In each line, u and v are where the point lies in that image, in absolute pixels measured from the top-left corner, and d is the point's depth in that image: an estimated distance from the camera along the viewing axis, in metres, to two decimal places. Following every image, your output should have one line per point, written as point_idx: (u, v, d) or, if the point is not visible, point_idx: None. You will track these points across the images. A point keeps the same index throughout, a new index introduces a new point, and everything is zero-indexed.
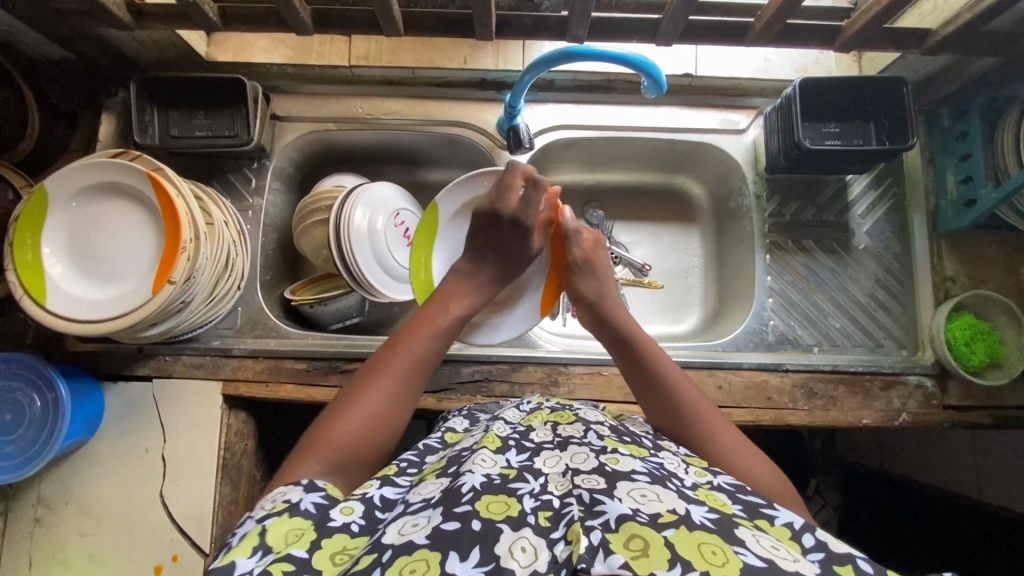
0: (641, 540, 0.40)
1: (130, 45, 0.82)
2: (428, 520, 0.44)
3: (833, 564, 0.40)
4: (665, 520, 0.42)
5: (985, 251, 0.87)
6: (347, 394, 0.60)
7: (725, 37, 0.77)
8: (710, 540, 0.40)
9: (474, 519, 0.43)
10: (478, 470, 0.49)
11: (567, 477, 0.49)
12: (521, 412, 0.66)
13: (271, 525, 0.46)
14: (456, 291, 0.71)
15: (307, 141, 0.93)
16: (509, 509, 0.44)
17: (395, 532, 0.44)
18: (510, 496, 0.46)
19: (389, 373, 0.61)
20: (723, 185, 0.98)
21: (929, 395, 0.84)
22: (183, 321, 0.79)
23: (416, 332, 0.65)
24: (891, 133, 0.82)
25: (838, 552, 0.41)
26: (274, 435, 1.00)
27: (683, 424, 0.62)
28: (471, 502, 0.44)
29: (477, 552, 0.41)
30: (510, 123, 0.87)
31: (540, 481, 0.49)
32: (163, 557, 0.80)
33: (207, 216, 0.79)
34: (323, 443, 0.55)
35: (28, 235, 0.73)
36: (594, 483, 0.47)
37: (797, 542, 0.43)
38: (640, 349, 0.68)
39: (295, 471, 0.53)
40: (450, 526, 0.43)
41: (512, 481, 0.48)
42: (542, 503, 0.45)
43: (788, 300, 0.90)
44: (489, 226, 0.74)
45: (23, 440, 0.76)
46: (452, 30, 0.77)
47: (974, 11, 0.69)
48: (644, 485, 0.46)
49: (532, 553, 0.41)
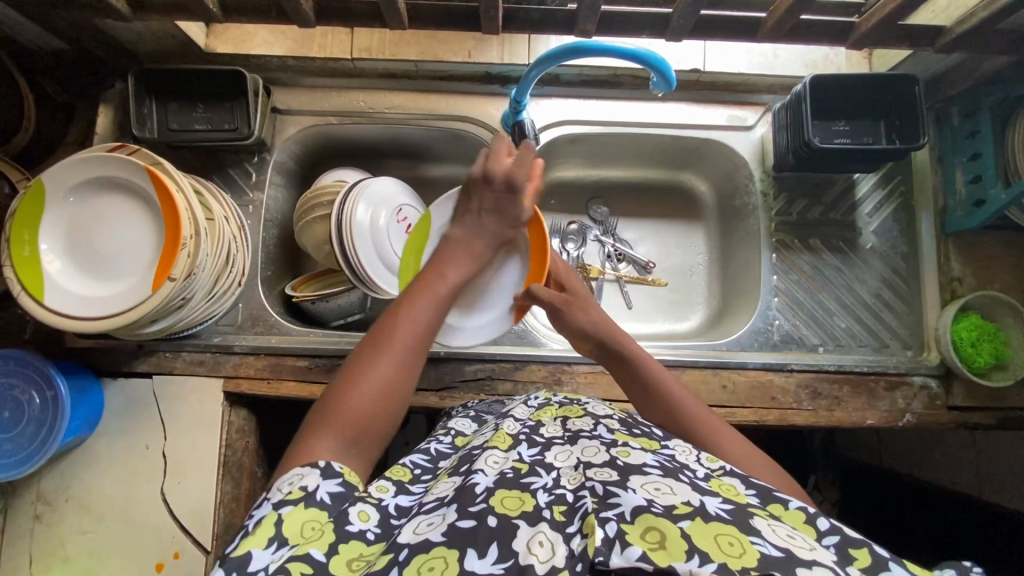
0: (657, 532, 0.39)
1: (128, 35, 0.81)
2: (443, 517, 0.43)
3: (850, 547, 0.40)
4: (680, 511, 0.41)
5: (992, 251, 0.86)
6: (346, 370, 0.57)
7: (736, 33, 0.76)
8: (727, 531, 0.39)
9: (490, 516, 0.42)
10: (489, 470, 0.48)
11: (579, 471, 0.47)
12: (530, 408, 0.65)
13: (287, 515, 0.45)
14: (454, 257, 0.68)
15: (308, 134, 0.92)
16: (524, 504, 0.43)
17: (411, 532, 0.43)
18: (524, 491, 0.45)
19: (392, 343, 0.58)
20: (729, 182, 0.97)
21: (934, 395, 0.84)
22: (184, 318, 0.78)
23: (421, 296, 0.62)
24: (901, 131, 0.81)
25: (852, 536, 0.41)
26: (274, 431, 0.99)
27: (674, 414, 0.63)
28: (485, 500, 0.44)
29: (495, 548, 0.40)
30: (515, 118, 0.86)
31: (553, 475, 0.48)
32: (165, 554, 0.80)
33: (207, 210, 0.78)
34: (338, 419, 0.53)
35: (27, 230, 0.71)
36: (607, 475, 0.45)
37: (812, 526, 0.43)
38: (645, 366, 0.67)
39: (312, 448, 0.51)
40: (465, 524, 0.41)
41: (525, 476, 0.47)
42: (556, 497, 0.44)
43: (795, 300, 0.89)
44: (481, 188, 0.71)
45: (23, 438, 0.75)
46: (458, 23, 0.75)
47: (990, 10, 0.68)
48: (658, 478, 0.45)
49: (549, 548, 0.39)
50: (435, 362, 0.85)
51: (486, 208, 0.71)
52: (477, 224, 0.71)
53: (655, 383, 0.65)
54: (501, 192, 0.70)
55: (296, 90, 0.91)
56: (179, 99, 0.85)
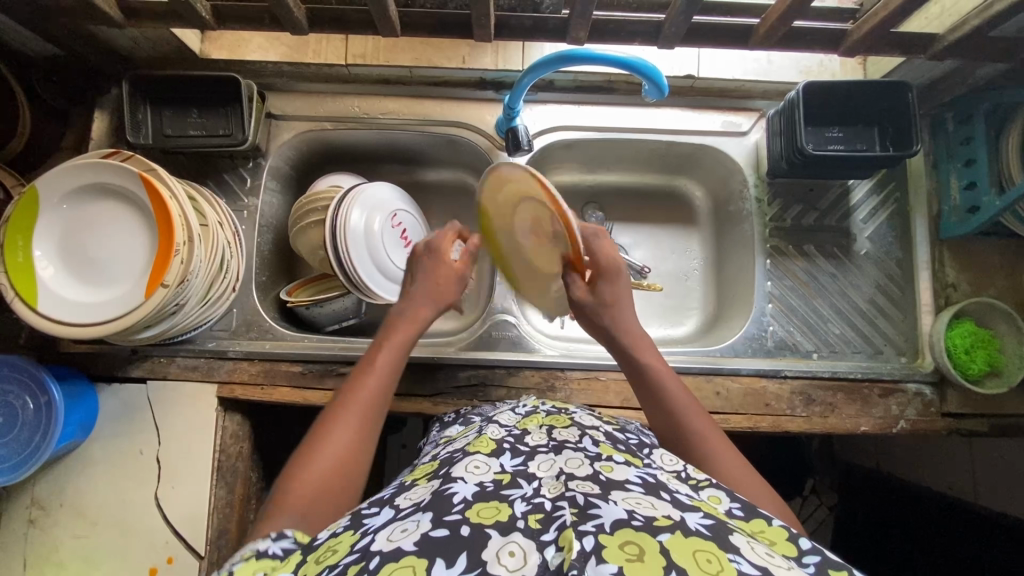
0: (637, 546, 0.39)
1: (122, 41, 0.81)
2: (417, 525, 0.43)
3: (829, 569, 0.40)
4: (661, 523, 0.41)
5: (986, 258, 0.86)
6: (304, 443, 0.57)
7: (729, 40, 0.76)
8: (704, 547, 0.39)
9: (463, 526, 0.42)
10: (469, 479, 0.48)
11: (560, 480, 0.47)
12: (516, 415, 0.64)
13: (237, 569, 0.45)
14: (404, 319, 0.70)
15: (303, 139, 0.92)
16: (500, 514, 0.44)
17: (384, 539, 0.42)
18: (501, 501, 0.45)
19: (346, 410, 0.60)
20: (724, 187, 0.97)
21: (928, 402, 0.84)
22: (179, 323, 0.79)
23: (373, 365, 0.64)
24: (895, 138, 0.81)
25: (833, 558, 0.41)
26: (269, 435, 1.00)
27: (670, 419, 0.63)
28: (461, 511, 0.44)
29: (463, 559, 0.39)
30: (509, 124, 0.86)
31: (534, 485, 0.48)
32: (158, 559, 0.80)
33: (201, 216, 0.78)
34: (294, 488, 0.53)
35: (20, 237, 0.71)
36: (589, 488, 0.45)
37: (794, 545, 0.43)
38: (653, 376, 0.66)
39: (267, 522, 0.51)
40: (439, 534, 0.41)
41: (505, 487, 0.47)
42: (534, 507, 0.44)
43: (789, 306, 0.89)
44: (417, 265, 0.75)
45: (16, 443, 0.75)
46: (451, 30, 0.76)
47: (981, 17, 0.68)
48: (639, 494, 0.45)
49: (521, 557, 0.39)
50: (428, 368, 0.85)
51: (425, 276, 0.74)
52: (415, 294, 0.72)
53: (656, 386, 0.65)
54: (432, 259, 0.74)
55: (291, 95, 0.91)
56: (174, 105, 0.85)
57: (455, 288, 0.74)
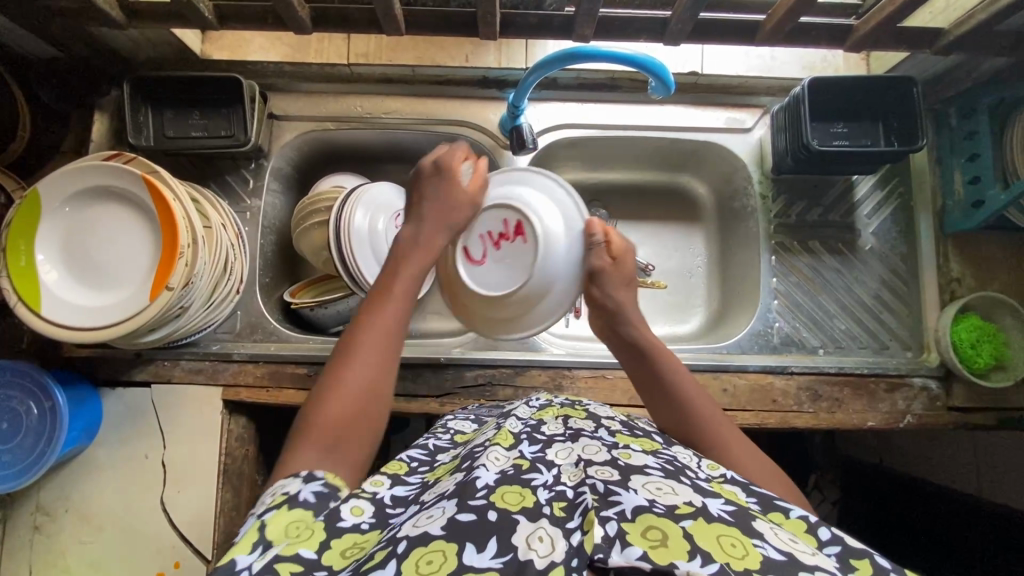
0: (658, 531, 0.38)
1: (123, 43, 0.81)
2: (443, 511, 0.42)
3: (850, 558, 0.39)
4: (682, 511, 0.41)
5: (992, 252, 0.86)
6: (323, 383, 0.58)
7: (734, 36, 0.75)
8: (728, 532, 0.39)
9: (490, 511, 0.41)
10: (490, 466, 0.47)
11: (580, 468, 0.47)
12: (532, 408, 0.64)
13: (270, 520, 0.45)
14: (411, 251, 0.66)
15: (305, 140, 0.92)
16: (524, 499, 0.43)
17: (410, 526, 0.42)
18: (525, 487, 0.44)
19: (359, 354, 0.59)
20: (727, 184, 0.97)
21: (934, 396, 0.84)
22: (184, 326, 0.78)
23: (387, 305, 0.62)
24: (899, 134, 0.81)
25: (853, 547, 0.40)
26: (273, 438, 0.99)
27: (691, 425, 0.61)
28: (486, 495, 0.43)
29: (494, 543, 0.39)
30: (513, 123, 0.85)
31: (553, 472, 0.47)
32: (165, 564, 0.79)
33: (205, 217, 0.77)
34: (317, 431, 0.54)
35: (22, 241, 0.71)
36: (608, 474, 0.45)
37: (813, 535, 0.42)
38: (665, 374, 0.65)
39: (294, 463, 0.51)
40: (465, 517, 0.40)
41: (526, 472, 0.46)
42: (556, 494, 0.43)
43: (794, 302, 0.89)
44: (422, 186, 0.70)
45: (21, 449, 0.75)
46: (456, 28, 0.75)
47: (987, 12, 0.68)
48: (659, 479, 0.45)
49: (549, 543, 0.38)
50: (434, 368, 0.85)
51: (433, 199, 0.69)
52: (422, 216, 0.68)
53: (676, 392, 0.64)
54: (434, 184, 0.70)
55: (293, 95, 0.91)
56: (174, 107, 0.84)
57: (463, 212, 0.68)
